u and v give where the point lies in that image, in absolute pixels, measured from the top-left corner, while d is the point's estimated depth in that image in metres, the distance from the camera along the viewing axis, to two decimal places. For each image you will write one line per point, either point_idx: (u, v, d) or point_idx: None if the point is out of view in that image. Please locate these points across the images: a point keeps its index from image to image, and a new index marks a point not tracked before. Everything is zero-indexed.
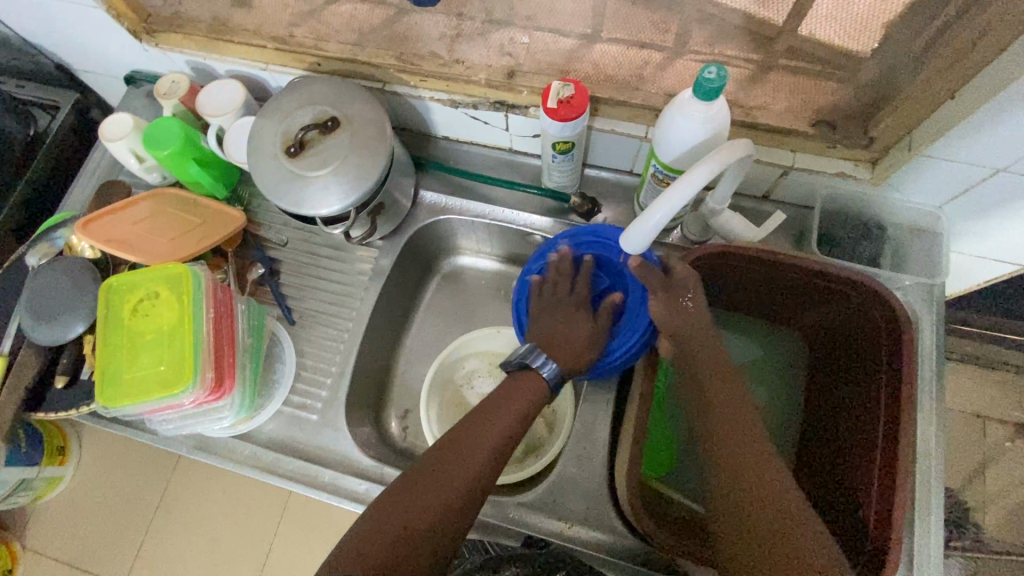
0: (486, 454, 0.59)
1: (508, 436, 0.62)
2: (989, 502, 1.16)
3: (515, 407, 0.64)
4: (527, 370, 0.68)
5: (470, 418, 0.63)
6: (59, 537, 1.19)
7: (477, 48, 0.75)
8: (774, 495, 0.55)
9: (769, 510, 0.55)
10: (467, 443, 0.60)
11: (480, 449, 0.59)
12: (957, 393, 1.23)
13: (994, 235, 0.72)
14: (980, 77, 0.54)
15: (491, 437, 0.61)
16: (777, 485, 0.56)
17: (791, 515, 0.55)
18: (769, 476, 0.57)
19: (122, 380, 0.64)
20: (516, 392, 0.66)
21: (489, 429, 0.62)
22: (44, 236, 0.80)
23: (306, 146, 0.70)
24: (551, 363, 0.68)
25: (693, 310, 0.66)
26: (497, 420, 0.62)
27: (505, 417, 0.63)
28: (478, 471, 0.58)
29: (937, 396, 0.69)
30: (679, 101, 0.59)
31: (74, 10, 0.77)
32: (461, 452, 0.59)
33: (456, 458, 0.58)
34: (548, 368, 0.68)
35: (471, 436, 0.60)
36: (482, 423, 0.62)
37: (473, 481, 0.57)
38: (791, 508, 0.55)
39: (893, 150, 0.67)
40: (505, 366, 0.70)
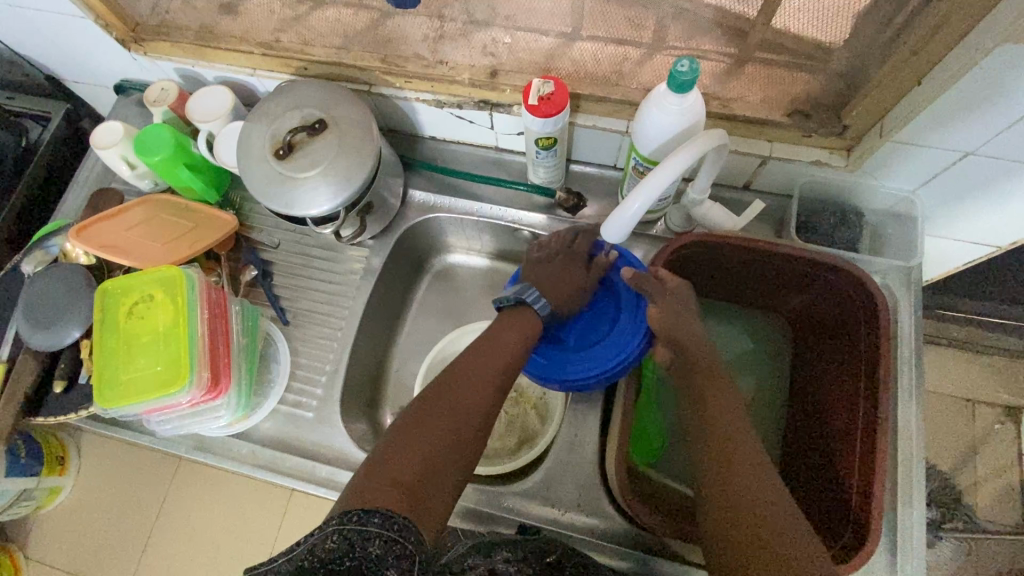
0: (486, 393, 0.62)
1: (503, 376, 0.65)
2: (980, 484, 1.18)
3: (507, 351, 0.66)
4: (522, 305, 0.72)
5: (462, 363, 0.65)
6: (60, 546, 1.20)
7: (459, 49, 0.77)
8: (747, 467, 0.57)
9: (748, 494, 0.56)
10: (471, 381, 0.62)
11: (485, 382, 0.63)
12: (946, 378, 1.25)
13: (968, 218, 0.74)
14: (942, 64, 0.56)
15: (488, 381, 0.63)
16: (759, 471, 0.57)
17: (769, 499, 0.55)
18: (750, 462, 0.58)
19: (121, 380, 0.66)
20: (508, 330, 0.69)
21: (492, 363, 0.65)
22: (38, 244, 0.82)
23: (295, 148, 0.71)
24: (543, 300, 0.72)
25: None
26: (492, 364, 0.65)
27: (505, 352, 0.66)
28: (479, 414, 0.60)
29: (918, 375, 0.71)
30: (655, 94, 0.61)
31: (62, 21, 0.78)
32: (468, 384, 0.62)
33: (459, 402, 0.60)
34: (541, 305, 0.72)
35: (468, 379, 0.62)
36: (478, 366, 0.64)
37: (481, 411, 0.61)
38: (770, 493, 0.55)
39: (866, 137, 0.69)
40: (500, 301, 0.73)
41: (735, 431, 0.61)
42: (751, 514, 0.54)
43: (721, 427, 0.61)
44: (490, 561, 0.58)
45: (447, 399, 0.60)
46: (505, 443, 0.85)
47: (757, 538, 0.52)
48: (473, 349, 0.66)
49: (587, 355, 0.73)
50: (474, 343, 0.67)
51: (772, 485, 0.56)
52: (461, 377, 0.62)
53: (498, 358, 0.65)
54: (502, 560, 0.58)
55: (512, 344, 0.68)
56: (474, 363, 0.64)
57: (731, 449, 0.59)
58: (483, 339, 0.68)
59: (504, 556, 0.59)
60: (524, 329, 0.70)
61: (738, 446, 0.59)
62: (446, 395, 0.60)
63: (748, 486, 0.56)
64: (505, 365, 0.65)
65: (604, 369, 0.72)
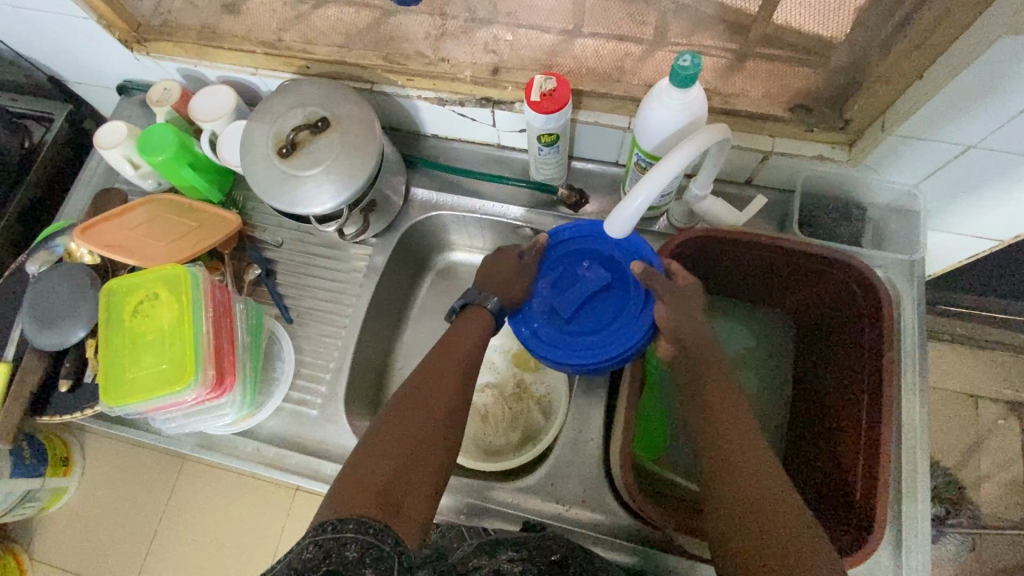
0: (450, 392, 0.64)
1: (465, 375, 0.68)
2: (983, 479, 1.17)
3: (465, 356, 0.69)
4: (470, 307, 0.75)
5: (422, 367, 0.66)
6: (65, 546, 1.20)
7: (461, 47, 0.77)
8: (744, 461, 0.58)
9: (752, 489, 0.56)
10: (434, 382, 0.64)
11: (447, 383, 0.65)
12: (948, 373, 1.25)
13: (971, 212, 0.74)
14: (944, 57, 0.57)
15: (450, 382, 0.65)
16: (765, 467, 0.57)
17: (777, 495, 0.55)
18: (754, 457, 0.58)
19: (126, 379, 0.66)
20: (468, 332, 0.72)
21: (452, 363, 0.67)
22: (43, 244, 0.82)
23: (298, 146, 0.72)
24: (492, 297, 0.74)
25: None
26: (454, 370, 0.67)
27: (464, 353, 0.69)
28: (446, 416, 0.62)
29: (921, 369, 0.71)
30: (657, 89, 0.61)
31: (65, 22, 0.78)
32: (432, 386, 0.64)
33: (426, 407, 0.61)
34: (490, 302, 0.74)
35: (432, 385, 0.64)
36: (440, 373, 0.66)
37: (447, 408, 0.63)
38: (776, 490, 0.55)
39: (868, 131, 0.69)
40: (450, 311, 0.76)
41: (738, 425, 0.61)
42: (760, 513, 0.53)
43: (727, 421, 0.62)
44: (494, 560, 0.58)
45: (414, 407, 0.61)
46: (510, 440, 0.85)
47: (763, 535, 0.52)
48: (432, 356, 0.68)
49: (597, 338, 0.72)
50: (433, 348, 0.70)
51: (781, 484, 0.56)
52: (426, 385, 0.64)
53: (459, 363, 0.68)
54: (506, 560, 0.58)
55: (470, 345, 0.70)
56: (437, 369, 0.66)
57: (735, 444, 0.60)
58: (442, 345, 0.69)
59: (508, 555, 0.59)
60: (478, 334, 0.72)
61: (743, 442, 0.60)
62: (412, 402, 0.61)
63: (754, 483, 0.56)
64: (465, 370, 0.68)
65: (617, 354, 0.71)
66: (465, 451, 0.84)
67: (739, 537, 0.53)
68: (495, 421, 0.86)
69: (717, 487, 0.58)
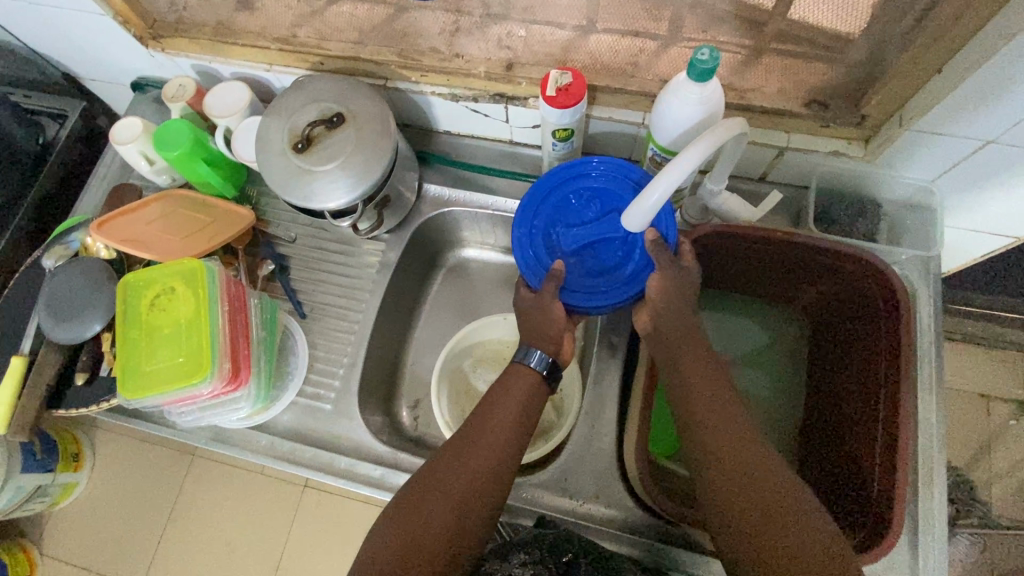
0: (487, 457, 0.60)
1: (507, 437, 0.62)
2: (995, 480, 1.17)
3: (502, 426, 0.63)
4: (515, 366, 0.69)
5: (463, 431, 0.63)
6: (76, 542, 1.21)
7: (476, 42, 0.77)
8: (754, 454, 0.56)
9: (763, 487, 0.53)
10: (468, 446, 0.61)
11: (484, 445, 0.61)
12: (959, 373, 1.24)
13: (987, 208, 0.74)
14: (964, 52, 0.56)
15: (487, 447, 0.61)
16: (766, 462, 0.55)
17: (791, 492, 0.53)
18: (758, 454, 0.56)
19: (143, 372, 0.66)
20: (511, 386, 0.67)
21: (492, 421, 0.63)
22: (59, 239, 0.82)
23: (313, 141, 0.72)
24: (536, 353, 0.69)
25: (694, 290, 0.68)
26: (488, 443, 0.61)
27: (507, 411, 0.64)
28: (473, 498, 0.57)
29: (936, 366, 0.71)
30: (674, 84, 0.61)
31: (81, 19, 0.79)
32: (467, 449, 0.61)
33: (447, 481, 0.58)
34: (534, 359, 0.69)
35: (463, 454, 0.60)
36: (471, 443, 0.61)
37: (480, 476, 0.59)
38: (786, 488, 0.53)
39: (884, 127, 0.68)
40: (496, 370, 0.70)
41: (735, 419, 0.59)
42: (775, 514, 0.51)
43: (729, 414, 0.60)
44: (506, 566, 0.59)
45: (434, 486, 0.58)
46: None
47: (782, 539, 0.50)
48: (469, 424, 0.64)
49: (602, 280, 0.72)
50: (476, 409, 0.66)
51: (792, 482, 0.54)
52: (453, 460, 0.60)
53: (494, 435, 0.62)
54: (520, 564, 0.59)
55: (511, 404, 0.65)
56: (468, 440, 0.61)
57: (736, 438, 0.57)
58: (479, 412, 0.65)
59: (521, 558, 0.60)
60: (524, 399, 0.66)
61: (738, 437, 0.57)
62: (433, 479, 0.58)
63: (762, 482, 0.54)
64: (504, 442, 0.62)
65: (598, 302, 0.70)
66: None
67: (752, 540, 0.51)
68: None
69: (719, 484, 0.55)
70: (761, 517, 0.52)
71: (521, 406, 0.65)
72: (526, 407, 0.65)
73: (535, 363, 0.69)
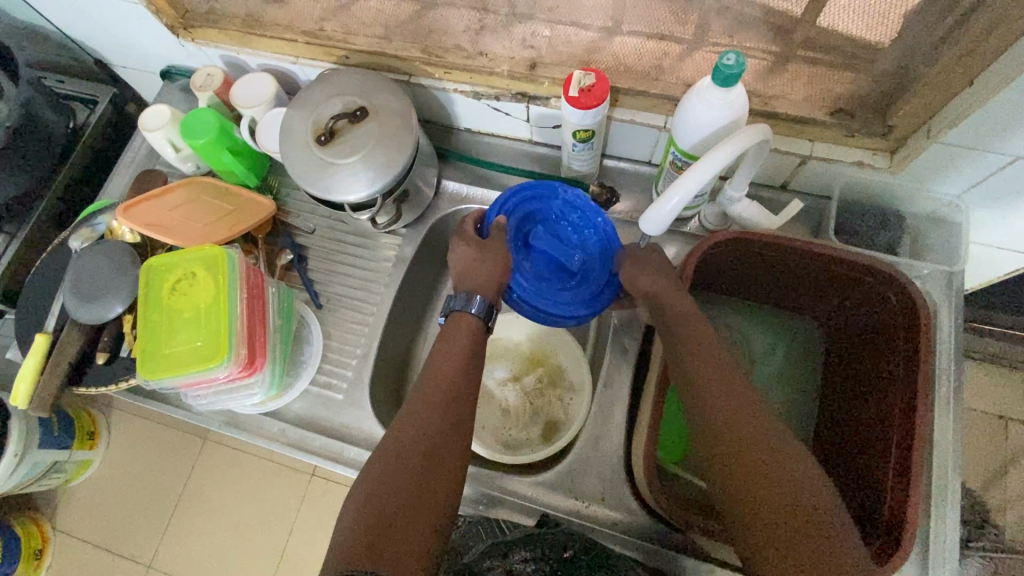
0: (450, 402, 0.62)
1: (459, 376, 0.64)
2: (1011, 504, 1.14)
3: (456, 372, 0.64)
4: (455, 314, 0.71)
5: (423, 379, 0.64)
6: (87, 519, 1.23)
7: (500, 40, 0.77)
8: (766, 453, 0.55)
9: (789, 495, 0.53)
10: (434, 394, 0.62)
11: (446, 391, 0.62)
12: (977, 393, 1.22)
13: (1013, 225, 0.72)
14: (997, 65, 0.55)
15: (450, 390, 0.63)
16: (783, 463, 0.54)
17: (815, 495, 0.53)
18: (780, 452, 0.55)
19: (162, 353, 0.67)
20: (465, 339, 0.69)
21: (456, 370, 0.65)
22: (86, 221, 0.85)
23: (336, 134, 0.73)
24: (476, 299, 0.71)
25: None
26: (443, 393, 0.62)
27: (456, 355, 0.66)
28: (427, 487, 0.55)
29: (955, 384, 0.70)
30: (698, 86, 0.60)
31: (116, 8, 0.81)
32: (433, 396, 0.62)
33: (420, 425, 0.59)
34: (475, 305, 0.71)
35: (431, 401, 0.61)
36: (433, 390, 0.62)
37: (443, 417, 0.60)
38: (815, 490, 0.53)
39: (911, 139, 0.67)
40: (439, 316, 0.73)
41: (753, 410, 0.59)
42: (804, 526, 0.51)
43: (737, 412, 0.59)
44: (507, 563, 0.60)
45: (394, 480, 0.54)
46: (530, 434, 0.85)
47: (802, 551, 0.50)
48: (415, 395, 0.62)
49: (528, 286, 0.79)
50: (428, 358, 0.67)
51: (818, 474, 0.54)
52: (411, 434, 0.58)
53: (442, 413, 0.60)
54: (520, 560, 0.60)
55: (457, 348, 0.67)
56: (433, 389, 0.62)
57: (749, 441, 0.56)
58: (419, 393, 0.62)
59: (521, 555, 0.60)
60: (463, 373, 0.65)
61: (753, 437, 0.56)
62: (387, 472, 0.55)
63: (784, 482, 0.53)
64: (453, 428, 0.60)
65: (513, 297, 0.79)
66: (487, 444, 0.83)
67: (775, 540, 0.51)
68: (516, 414, 0.86)
69: (739, 496, 0.55)
70: (787, 526, 0.51)
71: (464, 392, 0.64)
72: (465, 373, 0.65)
73: (477, 310, 0.70)
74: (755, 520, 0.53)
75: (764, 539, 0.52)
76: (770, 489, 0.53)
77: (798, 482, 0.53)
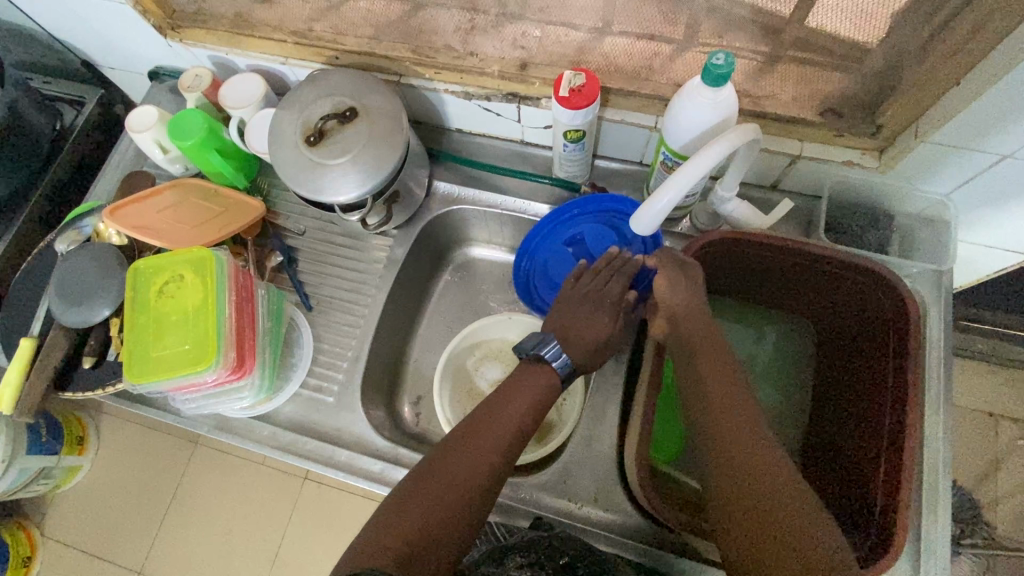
0: (504, 436, 0.62)
1: (524, 413, 0.65)
2: (1002, 501, 1.15)
3: (522, 411, 0.65)
4: (538, 361, 0.70)
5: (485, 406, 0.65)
6: (75, 526, 1.21)
7: (491, 41, 0.77)
8: (757, 456, 0.55)
9: (779, 496, 0.53)
10: (491, 423, 0.62)
11: (504, 423, 0.63)
12: (967, 391, 1.23)
13: (1001, 223, 0.73)
14: (984, 63, 0.55)
15: (507, 424, 0.63)
16: (770, 465, 0.55)
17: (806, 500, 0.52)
18: (766, 453, 0.55)
19: (150, 358, 0.66)
20: (535, 373, 0.69)
21: (517, 405, 0.65)
22: (72, 223, 0.84)
23: (325, 135, 0.72)
24: (563, 357, 0.70)
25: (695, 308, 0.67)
26: (498, 426, 0.63)
27: (526, 393, 0.67)
28: (458, 512, 0.55)
29: (945, 381, 0.70)
30: (688, 86, 0.60)
31: (103, 9, 0.80)
32: (486, 424, 0.63)
33: (469, 452, 0.59)
34: (559, 362, 0.70)
35: (484, 429, 0.62)
36: (488, 419, 0.63)
37: (497, 451, 0.60)
38: (802, 497, 0.53)
39: (900, 138, 0.68)
40: (518, 351, 0.72)
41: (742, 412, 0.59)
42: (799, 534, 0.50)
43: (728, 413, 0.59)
44: (502, 567, 0.58)
45: (410, 502, 0.55)
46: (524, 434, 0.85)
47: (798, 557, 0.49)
48: (470, 420, 0.63)
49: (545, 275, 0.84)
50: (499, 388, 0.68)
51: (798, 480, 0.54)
52: (456, 454, 0.59)
53: (489, 441, 0.61)
54: (515, 565, 0.58)
55: (529, 389, 0.67)
56: (488, 418, 0.63)
57: (741, 446, 0.56)
58: (475, 418, 0.64)
59: (517, 560, 0.59)
60: (529, 412, 0.65)
61: (743, 442, 0.56)
62: (423, 488, 0.56)
63: (767, 482, 0.53)
64: (501, 463, 0.60)
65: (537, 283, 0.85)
66: None
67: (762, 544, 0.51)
68: None
69: (731, 493, 0.54)
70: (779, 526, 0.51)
71: (518, 425, 0.64)
72: (531, 409, 0.65)
73: (560, 368, 0.69)
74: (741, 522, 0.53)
75: (756, 541, 0.51)
76: (758, 492, 0.53)
77: (783, 490, 0.53)
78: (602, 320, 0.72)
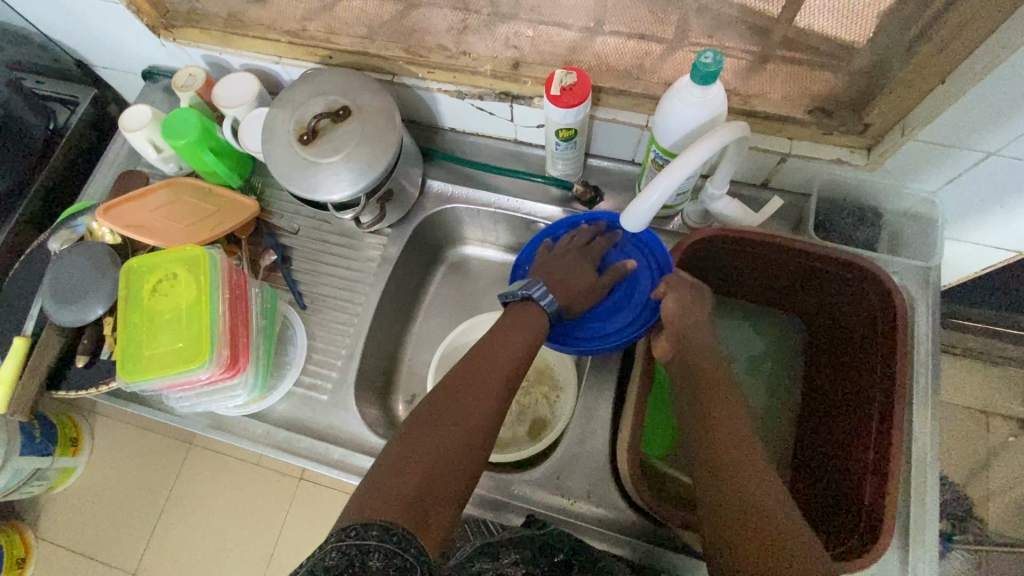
0: (498, 387, 0.62)
1: (513, 362, 0.64)
2: (992, 497, 1.16)
3: (510, 358, 0.64)
4: (527, 302, 0.71)
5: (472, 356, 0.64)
6: (69, 526, 1.21)
7: (483, 40, 0.78)
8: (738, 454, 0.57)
9: (761, 493, 0.54)
10: (483, 375, 0.62)
11: (495, 375, 0.63)
12: (959, 389, 1.24)
13: (988, 220, 0.74)
14: (970, 62, 0.56)
15: (497, 375, 0.63)
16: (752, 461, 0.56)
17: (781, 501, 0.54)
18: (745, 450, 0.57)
19: (143, 355, 0.67)
20: (521, 318, 0.69)
21: (505, 352, 0.65)
22: (65, 222, 0.84)
23: (318, 134, 0.73)
24: (550, 296, 0.71)
25: (685, 303, 0.67)
26: (488, 376, 0.62)
27: (515, 339, 0.66)
28: (457, 465, 0.54)
29: (932, 377, 0.70)
30: (677, 85, 0.61)
31: (97, 8, 0.80)
32: (478, 376, 0.62)
33: (465, 405, 0.59)
34: (547, 301, 0.71)
35: (476, 380, 0.61)
36: (478, 370, 0.62)
37: (490, 403, 0.60)
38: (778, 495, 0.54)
39: (888, 136, 0.68)
40: (504, 295, 0.72)
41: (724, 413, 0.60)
42: (779, 531, 0.51)
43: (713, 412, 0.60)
44: (497, 565, 0.58)
45: (411, 456, 0.53)
46: (517, 431, 0.85)
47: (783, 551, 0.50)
48: (460, 372, 0.62)
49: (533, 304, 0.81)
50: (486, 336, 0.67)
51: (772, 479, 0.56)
52: (450, 406, 0.58)
53: (479, 391, 0.60)
54: (509, 563, 0.59)
55: (516, 336, 0.67)
56: (478, 369, 0.63)
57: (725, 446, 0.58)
58: (467, 368, 0.63)
59: (511, 558, 0.59)
60: (516, 359, 0.65)
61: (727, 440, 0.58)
62: (422, 441, 0.55)
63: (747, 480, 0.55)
64: (492, 413, 0.60)
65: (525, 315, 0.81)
66: None
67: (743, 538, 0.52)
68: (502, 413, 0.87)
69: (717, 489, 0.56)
70: (760, 520, 0.52)
71: (506, 371, 0.63)
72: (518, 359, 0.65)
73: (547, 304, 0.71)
74: (727, 520, 0.54)
75: (740, 537, 0.52)
76: (739, 489, 0.55)
77: (763, 490, 0.54)
78: (583, 271, 0.74)
